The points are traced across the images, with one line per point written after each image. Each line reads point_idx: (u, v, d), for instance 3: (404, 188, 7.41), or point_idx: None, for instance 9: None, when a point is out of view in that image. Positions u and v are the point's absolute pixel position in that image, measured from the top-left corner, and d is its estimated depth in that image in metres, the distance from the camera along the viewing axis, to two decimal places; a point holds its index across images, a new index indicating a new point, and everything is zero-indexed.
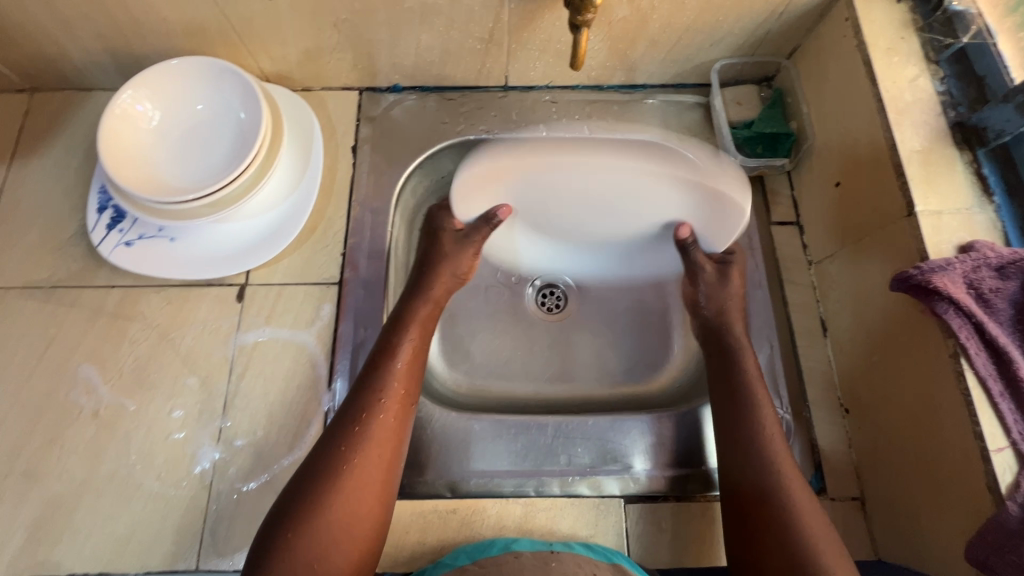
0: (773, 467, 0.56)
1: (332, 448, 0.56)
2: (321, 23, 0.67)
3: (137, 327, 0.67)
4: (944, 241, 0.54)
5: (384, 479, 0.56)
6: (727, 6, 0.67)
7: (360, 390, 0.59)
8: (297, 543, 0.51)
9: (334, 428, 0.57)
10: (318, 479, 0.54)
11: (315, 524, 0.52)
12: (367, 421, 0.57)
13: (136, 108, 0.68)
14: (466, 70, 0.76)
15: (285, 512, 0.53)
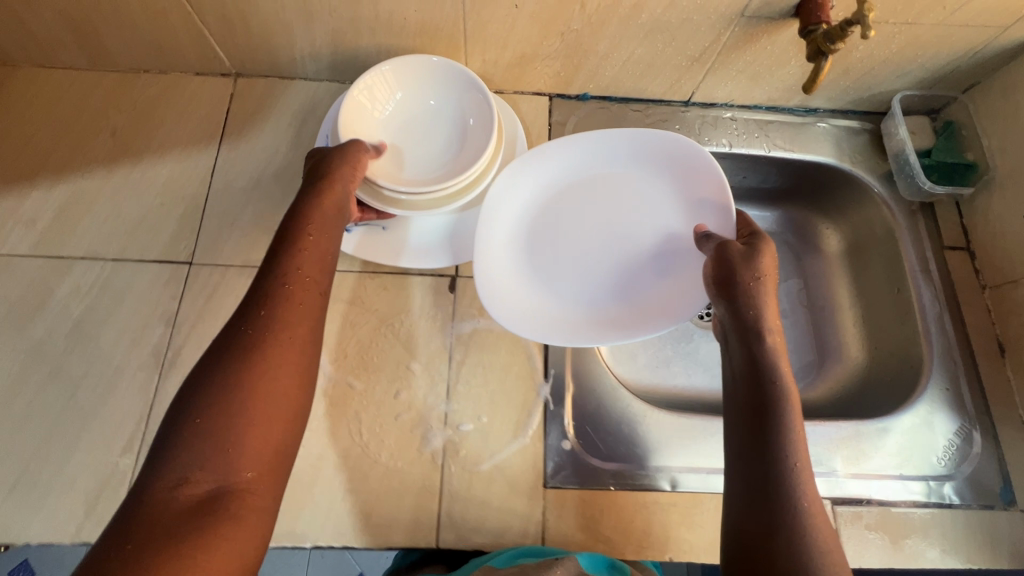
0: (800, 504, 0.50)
1: (244, 343, 0.48)
2: (550, 32, 0.71)
3: (357, 311, 0.70)
4: None
5: (299, 379, 0.49)
6: (931, 43, 0.71)
7: (267, 272, 0.53)
8: (210, 425, 0.43)
9: (239, 318, 0.50)
10: (222, 374, 0.46)
11: (227, 409, 0.44)
12: (273, 301, 0.51)
13: (378, 91, 0.71)
14: (659, 84, 0.80)
15: (185, 406, 0.45)
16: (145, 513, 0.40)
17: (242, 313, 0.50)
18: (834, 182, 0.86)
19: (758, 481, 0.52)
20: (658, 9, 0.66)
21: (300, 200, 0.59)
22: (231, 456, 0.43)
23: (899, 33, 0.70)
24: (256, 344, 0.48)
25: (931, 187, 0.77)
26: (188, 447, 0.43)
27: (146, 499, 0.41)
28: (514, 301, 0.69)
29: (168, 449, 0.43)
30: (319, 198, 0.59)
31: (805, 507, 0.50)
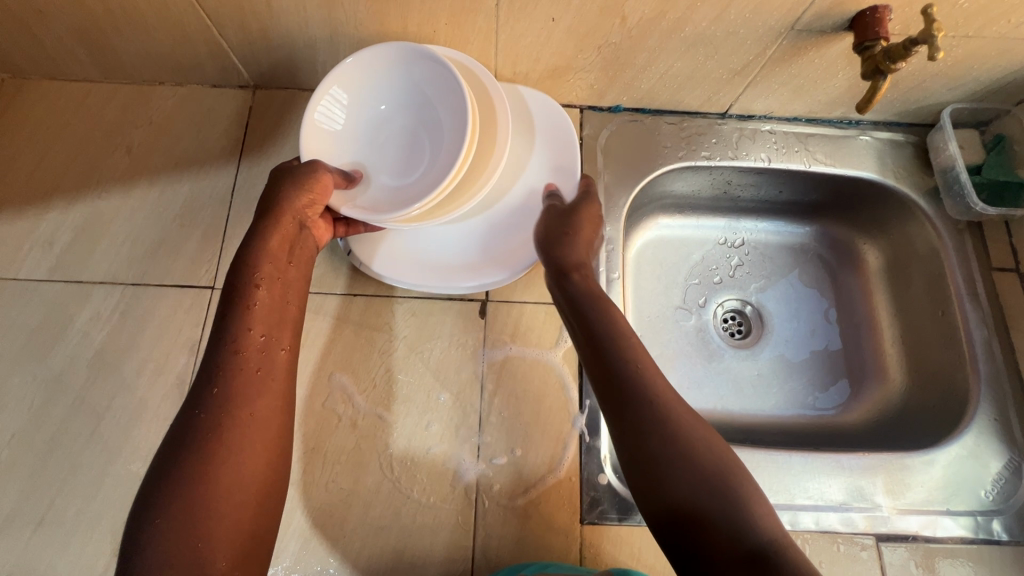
0: (682, 435, 0.49)
1: (202, 432, 0.46)
2: (586, 45, 0.67)
3: (385, 338, 0.67)
4: None
5: (264, 454, 0.47)
6: (989, 56, 0.68)
7: (218, 340, 0.50)
8: (174, 525, 0.42)
9: (192, 401, 0.48)
10: (179, 470, 0.44)
11: (190, 506, 0.43)
12: (226, 378, 0.48)
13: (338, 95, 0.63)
14: (697, 96, 0.77)
15: (144, 508, 0.43)
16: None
17: (193, 398, 0.48)
18: (877, 197, 0.82)
19: (640, 437, 0.49)
20: (704, 22, 0.63)
21: (247, 241, 0.55)
22: (202, 550, 0.42)
23: (957, 46, 0.66)
24: (214, 429, 0.46)
25: (984, 207, 0.74)
26: (149, 553, 0.41)
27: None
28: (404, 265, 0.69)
29: (133, 558, 0.41)
30: (268, 238, 0.55)
31: (687, 436, 0.49)
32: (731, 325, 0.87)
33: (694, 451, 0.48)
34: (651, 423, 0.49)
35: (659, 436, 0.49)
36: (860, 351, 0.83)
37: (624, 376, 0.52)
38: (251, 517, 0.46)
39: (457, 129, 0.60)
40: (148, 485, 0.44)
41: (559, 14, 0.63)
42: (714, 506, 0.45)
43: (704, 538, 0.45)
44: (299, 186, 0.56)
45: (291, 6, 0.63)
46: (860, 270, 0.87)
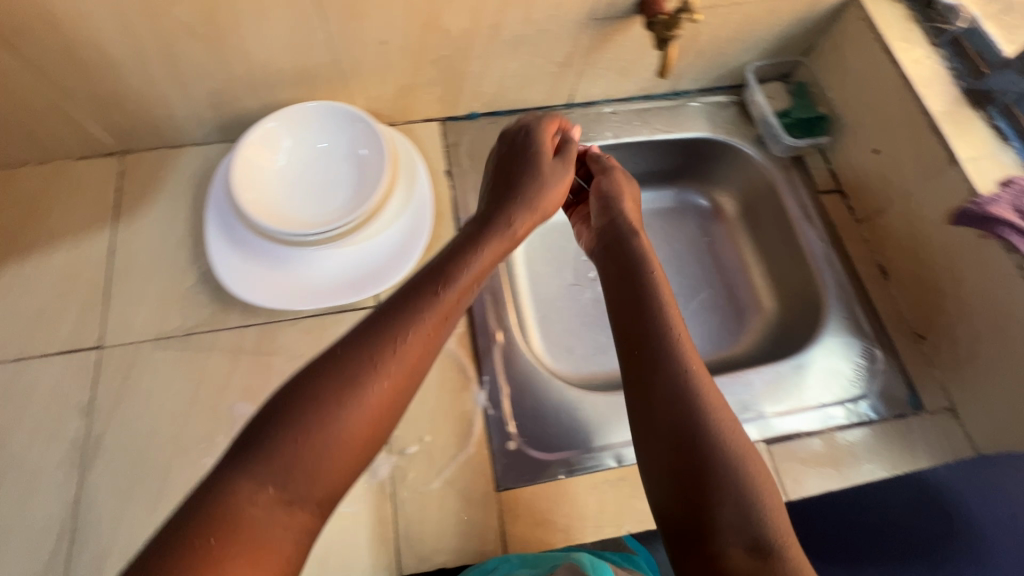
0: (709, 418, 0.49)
1: (361, 360, 0.44)
2: (422, 61, 0.75)
3: (283, 359, 0.69)
4: (986, 180, 0.67)
5: (389, 418, 0.44)
6: (763, 17, 0.80)
7: (413, 289, 0.49)
8: (289, 448, 0.40)
9: (373, 328, 0.46)
10: (312, 398, 0.42)
11: (313, 429, 0.40)
12: (395, 322, 0.46)
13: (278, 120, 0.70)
14: (539, 91, 0.86)
15: (270, 418, 0.41)
16: (202, 524, 0.36)
17: (374, 323, 0.46)
18: (715, 152, 0.93)
19: (666, 409, 0.50)
20: (515, 24, 0.72)
21: (465, 237, 0.58)
22: (305, 485, 0.40)
23: (733, 12, 0.78)
24: (379, 380, 0.43)
25: (791, 142, 0.85)
26: (260, 463, 0.39)
27: (211, 504, 0.37)
28: (254, 275, 0.71)
29: (252, 451, 0.40)
30: (517, 219, 0.60)
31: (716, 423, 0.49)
32: None
33: (716, 438, 0.48)
34: (681, 403, 0.50)
35: (672, 406, 0.50)
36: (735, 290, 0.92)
37: (662, 348, 0.53)
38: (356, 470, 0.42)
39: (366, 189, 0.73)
40: (298, 378, 0.43)
41: (386, 38, 0.70)
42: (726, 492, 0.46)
43: (709, 508, 0.46)
44: (530, 212, 0.61)
45: (136, 67, 0.67)
46: (720, 216, 0.97)
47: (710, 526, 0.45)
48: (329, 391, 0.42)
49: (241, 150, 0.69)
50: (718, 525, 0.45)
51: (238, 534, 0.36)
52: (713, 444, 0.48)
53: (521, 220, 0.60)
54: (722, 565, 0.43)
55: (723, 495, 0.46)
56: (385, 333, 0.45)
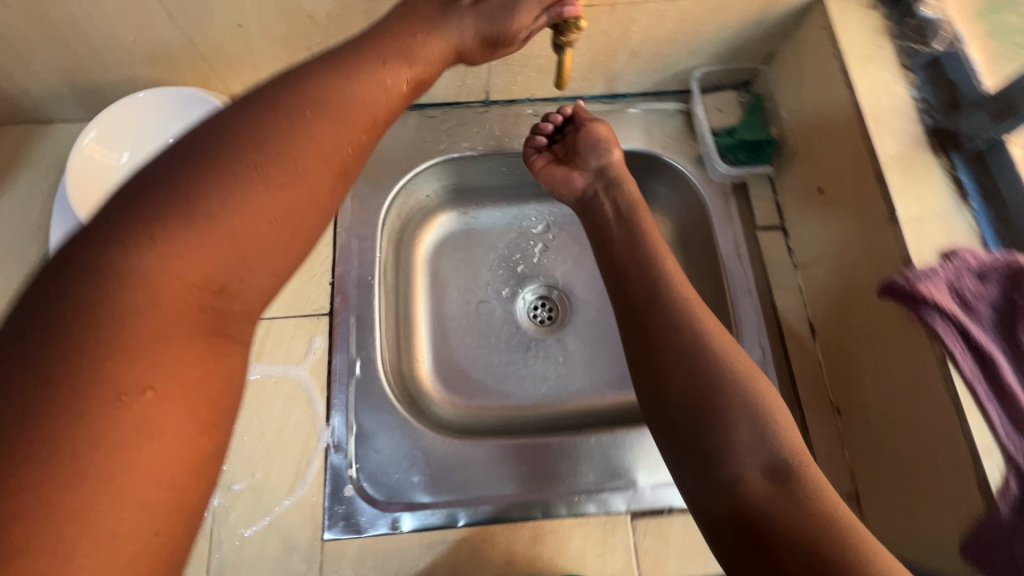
0: (701, 385, 0.50)
1: (224, 163, 0.37)
2: (294, 48, 0.65)
3: None
4: (927, 248, 0.55)
5: (281, 226, 0.39)
6: (706, 17, 0.67)
7: (302, 117, 0.41)
8: (157, 250, 0.34)
9: (236, 131, 0.39)
10: (209, 170, 0.37)
11: (174, 235, 0.35)
12: (281, 126, 0.40)
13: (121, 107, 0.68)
14: (447, 86, 0.75)
15: (78, 258, 0.33)
16: (52, 382, 0.30)
17: (207, 136, 0.38)
18: (651, 168, 0.81)
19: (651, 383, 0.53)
20: None
21: (369, 46, 0.48)
22: (154, 347, 0.33)
23: (667, 11, 0.65)
24: (222, 211, 0.37)
25: (725, 171, 0.75)
26: (163, 245, 0.35)
27: (87, 310, 0.32)
28: None
29: (57, 294, 0.32)
30: (399, 69, 0.49)
31: (693, 381, 0.50)
32: (539, 311, 0.86)
33: (693, 398, 0.50)
34: (666, 371, 0.52)
35: (669, 379, 0.52)
36: None
37: (674, 319, 0.54)
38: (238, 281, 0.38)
39: None
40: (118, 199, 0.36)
41: (242, 20, 0.60)
42: (715, 448, 0.47)
43: (729, 463, 0.46)
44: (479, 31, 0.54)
45: None
46: None
47: (724, 457, 0.47)
48: (152, 221, 0.35)
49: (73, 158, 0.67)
50: (740, 474, 0.46)
51: (127, 362, 0.32)
52: (717, 406, 0.49)
53: (467, 22, 0.54)
54: (739, 495, 0.45)
55: (718, 442, 0.47)
56: (300, 130, 0.40)
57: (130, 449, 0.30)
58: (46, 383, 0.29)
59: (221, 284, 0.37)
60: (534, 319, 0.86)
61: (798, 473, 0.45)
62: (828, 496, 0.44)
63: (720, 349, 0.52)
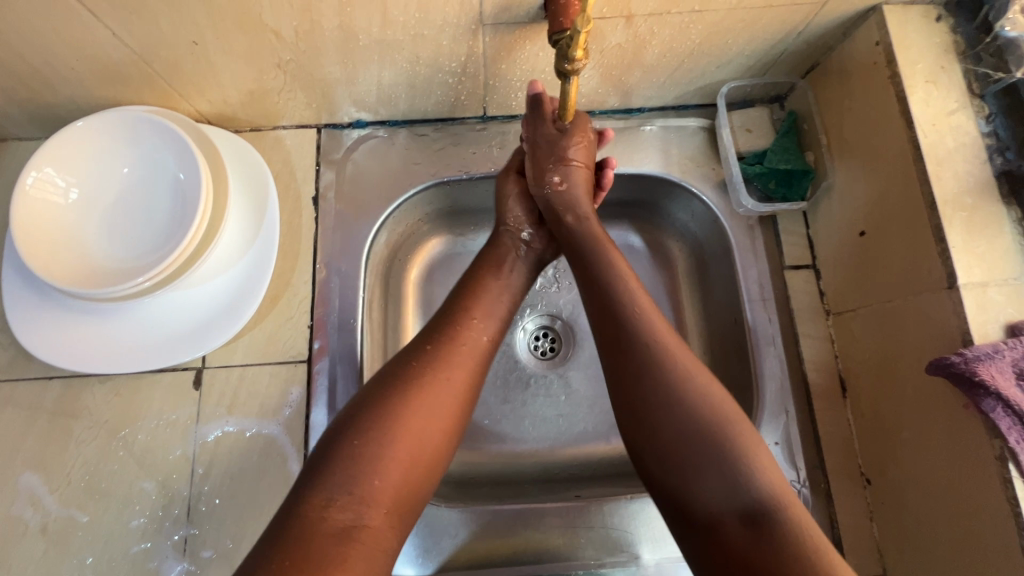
0: (676, 426, 0.46)
1: (410, 374, 0.50)
2: (261, 65, 0.57)
3: (83, 426, 0.60)
4: (990, 321, 0.47)
5: (447, 428, 0.49)
6: (738, 28, 0.57)
7: (457, 310, 0.56)
8: (359, 454, 0.45)
9: (413, 347, 0.53)
10: (397, 387, 0.49)
11: (375, 439, 0.46)
12: (445, 338, 0.53)
13: (75, 134, 0.56)
14: (438, 102, 0.67)
15: (336, 439, 0.46)
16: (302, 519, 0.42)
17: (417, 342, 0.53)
18: (668, 193, 0.73)
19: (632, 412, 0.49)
20: (374, 27, 0.53)
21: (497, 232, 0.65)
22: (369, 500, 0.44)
23: (693, 22, 0.56)
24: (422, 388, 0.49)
25: (752, 207, 0.66)
26: (381, 423, 0.46)
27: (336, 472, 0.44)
28: (46, 322, 0.60)
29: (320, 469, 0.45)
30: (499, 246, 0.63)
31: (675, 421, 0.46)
32: (541, 344, 0.80)
33: (675, 438, 0.45)
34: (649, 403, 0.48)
35: (646, 418, 0.47)
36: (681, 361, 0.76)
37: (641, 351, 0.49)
38: (421, 479, 0.47)
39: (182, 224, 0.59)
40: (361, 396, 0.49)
41: (197, 36, 0.52)
42: (699, 486, 0.44)
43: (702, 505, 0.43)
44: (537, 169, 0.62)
45: None
46: (669, 269, 0.77)
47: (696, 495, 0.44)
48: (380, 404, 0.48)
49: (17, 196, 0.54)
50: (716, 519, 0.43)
51: (348, 515, 0.43)
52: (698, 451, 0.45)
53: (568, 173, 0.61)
54: (716, 536, 0.42)
55: (692, 477, 0.44)
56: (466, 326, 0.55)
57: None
58: (282, 552, 0.40)
59: (420, 454, 0.47)
60: (535, 353, 0.79)
61: (773, 510, 0.42)
62: (805, 534, 0.40)
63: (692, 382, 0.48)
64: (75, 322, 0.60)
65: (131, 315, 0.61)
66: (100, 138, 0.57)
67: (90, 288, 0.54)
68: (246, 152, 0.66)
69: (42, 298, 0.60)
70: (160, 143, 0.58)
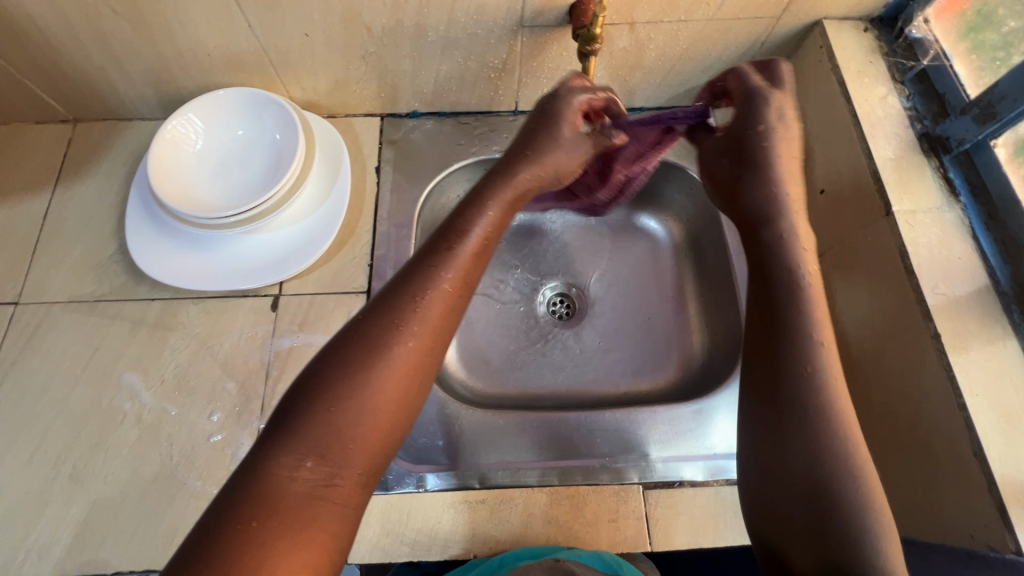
0: (842, 434, 0.46)
1: (383, 337, 0.47)
2: (350, 55, 0.74)
3: (178, 337, 0.71)
4: (921, 238, 0.61)
5: (419, 386, 0.48)
6: (715, 37, 0.75)
7: (422, 265, 0.51)
8: (331, 420, 0.44)
9: (388, 301, 0.49)
10: (369, 348, 0.47)
11: (348, 404, 0.45)
12: (422, 295, 0.50)
13: (208, 101, 0.73)
14: (480, 96, 0.84)
15: (303, 396, 0.45)
16: (262, 485, 0.41)
17: (392, 295, 0.50)
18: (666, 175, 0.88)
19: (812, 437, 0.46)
20: (441, 26, 0.70)
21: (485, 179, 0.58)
22: (337, 463, 0.44)
23: (680, 30, 0.73)
24: (390, 354, 0.47)
25: None
26: (347, 389, 0.45)
27: (297, 442, 0.43)
28: (157, 249, 0.73)
29: (282, 434, 0.43)
30: (500, 194, 0.57)
31: (833, 445, 0.46)
32: (557, 307, 0.91)
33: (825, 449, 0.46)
34: (829, 493, 0.45)
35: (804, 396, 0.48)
36: (684, 321, 0.88)
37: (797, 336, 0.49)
38: (390, 438, 0.47)
39: (275, 176, 0.73)
40: (325, 360, 0.46)
41: (310, 30, 0.70)
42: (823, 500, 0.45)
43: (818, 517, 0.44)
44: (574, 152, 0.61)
45: (71, 41, 0.70)
46: None
47: (834, 508, 0.44)
48: (352, 368, 0.45)
49: (157, 141, 0.70)
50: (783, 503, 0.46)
51: (315, 475, 0.43)
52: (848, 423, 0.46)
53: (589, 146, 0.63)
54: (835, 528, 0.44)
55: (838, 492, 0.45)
56: (438, 285, 0.50)
57: (310, 555, 0.40)
58: (251, 508, 0.40)
59: (387, 415, 0.46)
60: (552, 314, 0.91)
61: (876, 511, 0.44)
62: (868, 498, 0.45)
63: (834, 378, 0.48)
64: (181, 251, 0.73)
65: (226, 248, 0.74)
66: (225, 105, 0.74)
67: (204, 215, 0.68)
68: (329, 132, 0.82)
69: (156, 231, 0.74)
70: (269, 113, 0.74)
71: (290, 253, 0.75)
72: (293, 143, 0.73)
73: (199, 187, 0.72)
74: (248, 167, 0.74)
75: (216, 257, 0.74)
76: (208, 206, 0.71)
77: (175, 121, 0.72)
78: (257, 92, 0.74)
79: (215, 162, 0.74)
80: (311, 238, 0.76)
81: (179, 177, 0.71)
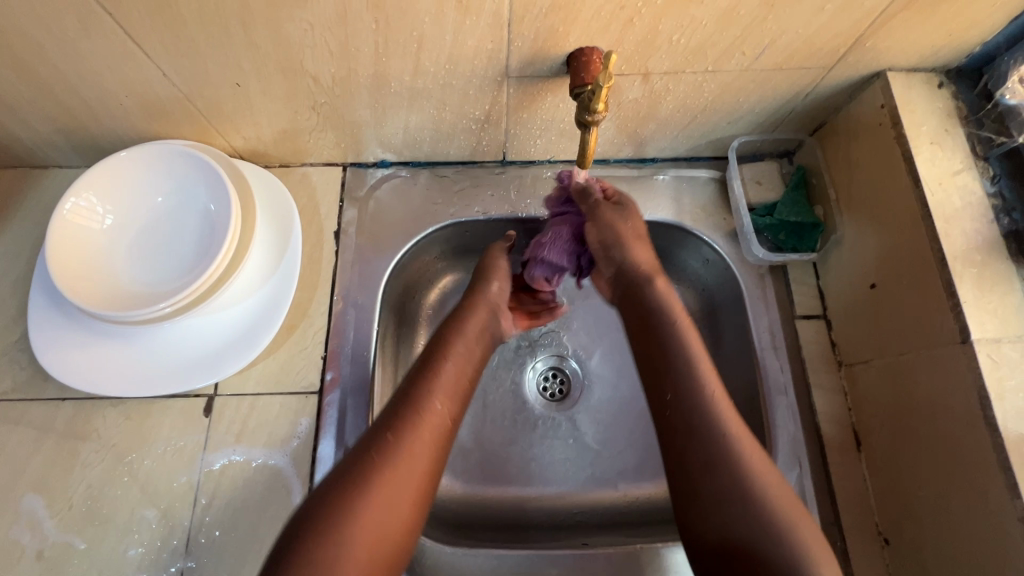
0: (779, 531, 0.45)
1: (369, 461, 0.47)
2: (297, 106, 0.60)
3: (91, 449, 0.60)
4: (1005, 378, 0.48)
5: (406, 516, 0.47)
6: (749, 88, 0.60)
7: (405, 390, 0.52)
8: (315, 555, 0.42)
9: (371, 433, 0.49)
10: (354, 480, 0.46)
11: (333, 541, 0.43)
12: (403, 423, 0.49)
13: (120, 164, 0.60)
14: (460, 147, 0.70)
15: (293, 539, 0.43)
16: None
17: (378, 426, 0.50)
18: (679, 241, 0.74)
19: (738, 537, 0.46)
20: (406, 76, 0.56)
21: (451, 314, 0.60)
22: None
23: (706, 81, 0.59)
24: (374, 483, 0.46)
25: (764, 257, 0.67)
26: (334, 526, 0.43)
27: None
28: (67, 341, 0.61)
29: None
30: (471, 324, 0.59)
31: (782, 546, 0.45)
32: (550, 384, 0.79)
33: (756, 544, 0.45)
34: None
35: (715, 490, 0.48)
36: None
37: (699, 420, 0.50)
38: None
39: (204, 255, 0.60)
40: (314, 496, 0.46)
41: (241, 79, 0.56)
42: None
43: None
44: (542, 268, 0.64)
45: None
46: None
47: None
48: (338, 503, 0.44)
49: (58, 218, 0.57)
50: None
51: None
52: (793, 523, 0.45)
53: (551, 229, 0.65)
54: None
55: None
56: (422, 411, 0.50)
57: None
58: None
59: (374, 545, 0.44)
60: (544, 394, 0.78)
61: None
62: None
63: (735, 427, 0.50)
64: (94, 344, 0.61)
65: (148, 340, 0.61)
66: (143, 168, 0.61)
67: (114, 309, 0.56)
68: (279, 190, 0.69)
69: (67, 318, 0.62)
70: (198, 177, 0.61)
71: (226, 345, 0.62)
72: (225, 215, 0.60)
73: (111, 271, 0.59)
74: (173, 242, 0.61)
75: (136, 351, 0.61)
76: (122, 294, 0.58)
77: (80, 191, 0.59)
78: (181, 151, 0.60)
79: (133, 238, 0.61)
80: (253, 327, 0.63)
81: (87, 262, 0.58)
